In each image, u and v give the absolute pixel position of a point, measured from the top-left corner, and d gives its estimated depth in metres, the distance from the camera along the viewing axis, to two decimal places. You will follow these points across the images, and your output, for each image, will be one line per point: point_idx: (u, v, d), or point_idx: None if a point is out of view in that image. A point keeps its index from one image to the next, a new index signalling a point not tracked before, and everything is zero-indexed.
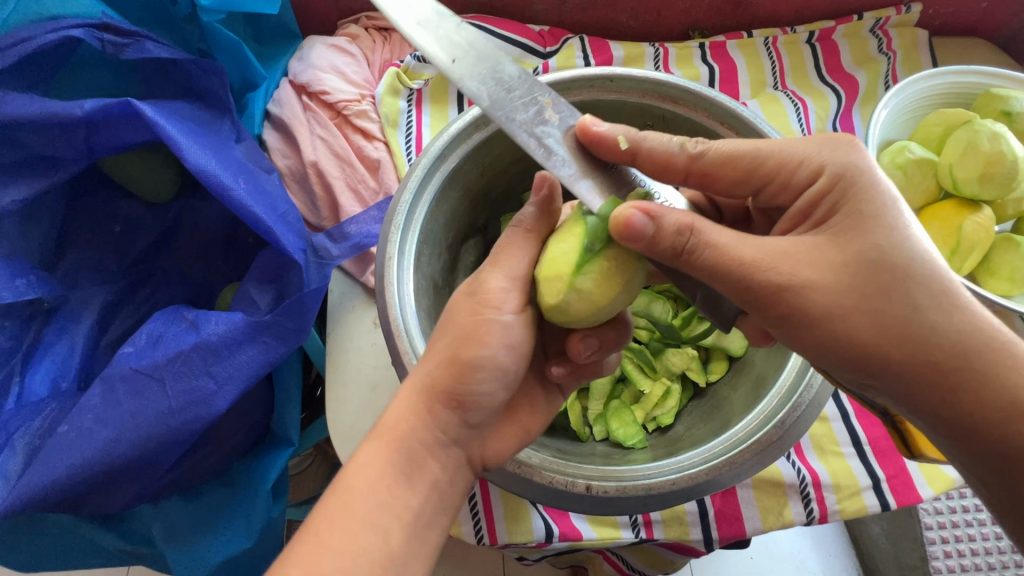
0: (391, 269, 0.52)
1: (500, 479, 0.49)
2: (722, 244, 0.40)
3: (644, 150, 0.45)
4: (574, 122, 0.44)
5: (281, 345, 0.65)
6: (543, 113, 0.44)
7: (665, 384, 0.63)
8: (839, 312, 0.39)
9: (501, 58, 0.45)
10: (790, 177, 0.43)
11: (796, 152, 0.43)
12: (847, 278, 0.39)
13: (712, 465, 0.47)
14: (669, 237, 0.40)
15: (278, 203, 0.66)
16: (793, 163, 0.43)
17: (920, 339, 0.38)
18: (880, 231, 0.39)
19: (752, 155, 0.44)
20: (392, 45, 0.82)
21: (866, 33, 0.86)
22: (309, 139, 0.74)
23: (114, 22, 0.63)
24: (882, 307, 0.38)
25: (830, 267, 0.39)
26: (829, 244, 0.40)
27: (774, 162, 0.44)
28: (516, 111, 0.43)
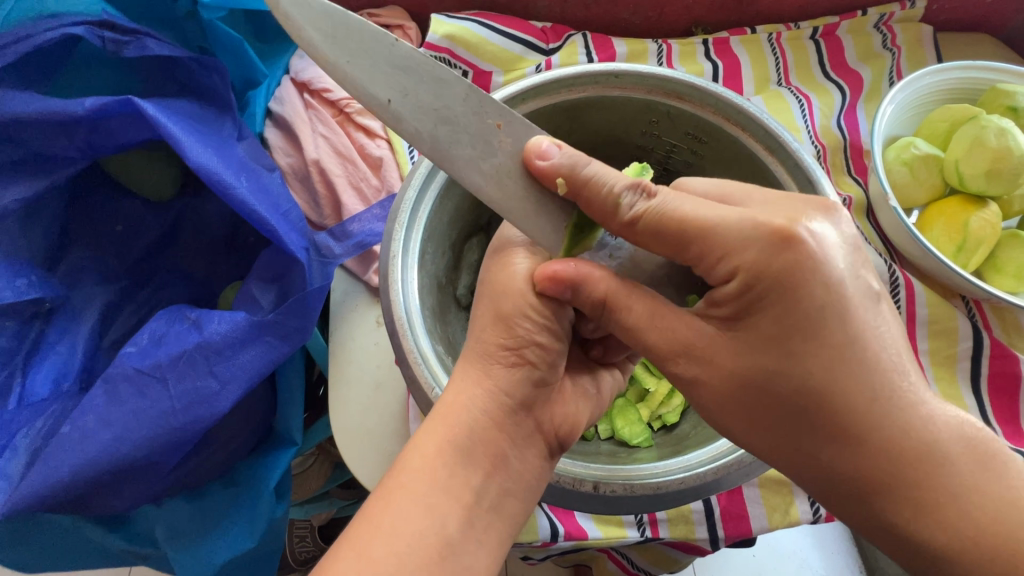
0: (395, 268, 0.52)
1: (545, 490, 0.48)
2: (630, 330, 0.43)
3: (587, 193, 0.43)
4: (521, 146, 0.44)
5: (285, 344, 0.64)
6: (492, 141, 0.43)
7: (671, 382, 0.63)
8: (733, 416, 0.41)
9: (442, 79, 0.42)
10: (712, 268, 0.39)
11: (719, 246, 0.38)
12: (739, 389, 0.40)
13: (720, 465, 0.46)
14: (592, 297, 0.44)
15: (280, 202, 0.65)
16: (713, 257, 0.38)
17: (812, 450, 0.39)
18: (786, 349, 0.38)
19: (679, 235, 0.39)
20: None
21: (870, 28, 0.86)
22: (311, 137, 0.73)
23: (115, 20, 0.63)
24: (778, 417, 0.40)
25: (725, 375, 0.40)
26: (732, 351, 0.40)
27: (699, 249, 0.39)
28: (463, 149, 0.42)
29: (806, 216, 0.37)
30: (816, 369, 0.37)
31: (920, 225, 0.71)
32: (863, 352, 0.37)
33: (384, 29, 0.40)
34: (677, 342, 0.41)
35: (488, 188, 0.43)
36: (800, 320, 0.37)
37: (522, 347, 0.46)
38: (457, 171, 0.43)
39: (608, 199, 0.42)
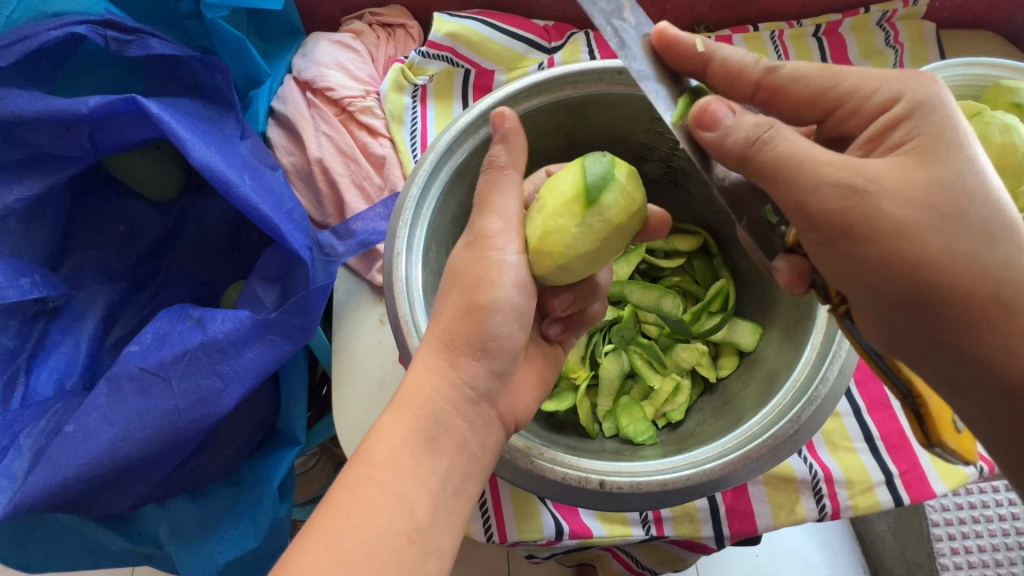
0: (400, 266, 0.51)
1: (505, 472, 0.48)
2: (797, 142, 0.38)
3: (719, 60, 0.43)
4: (648, 30, 0.42)
5: (289, 342, 0.64)
6: (626, 11, 0.42)
7: (674, 380, 0.62)
8: (914, 230, 0.37)
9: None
10: (862, 102, 0.41)
11: (869, 81, 0.41)
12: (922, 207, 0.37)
13: (727, 461, 0.46)
14: (736, 142, 0.39)
15: (283, 200, 0.65)
16: (866, 91, 0.41)
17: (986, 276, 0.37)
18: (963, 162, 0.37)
19: (818, 84, 0.42)
20: (397, 41, 0.82)
21: (873, 26, 0.86)
22: (314, 136, 0.74)
23: (118, 19, 0.62)
24: (958, 230, 0.37)
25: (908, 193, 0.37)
26: (912, 166, 0.38)
27: (849, 88, 0.41)
28: (599, 0, 0.41)
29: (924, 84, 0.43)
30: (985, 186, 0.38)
31: None
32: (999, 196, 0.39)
33: None
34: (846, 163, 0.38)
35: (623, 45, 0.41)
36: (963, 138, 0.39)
37: (490, 343, 0.47)
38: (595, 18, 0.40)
39: (742, 62, 0.44)
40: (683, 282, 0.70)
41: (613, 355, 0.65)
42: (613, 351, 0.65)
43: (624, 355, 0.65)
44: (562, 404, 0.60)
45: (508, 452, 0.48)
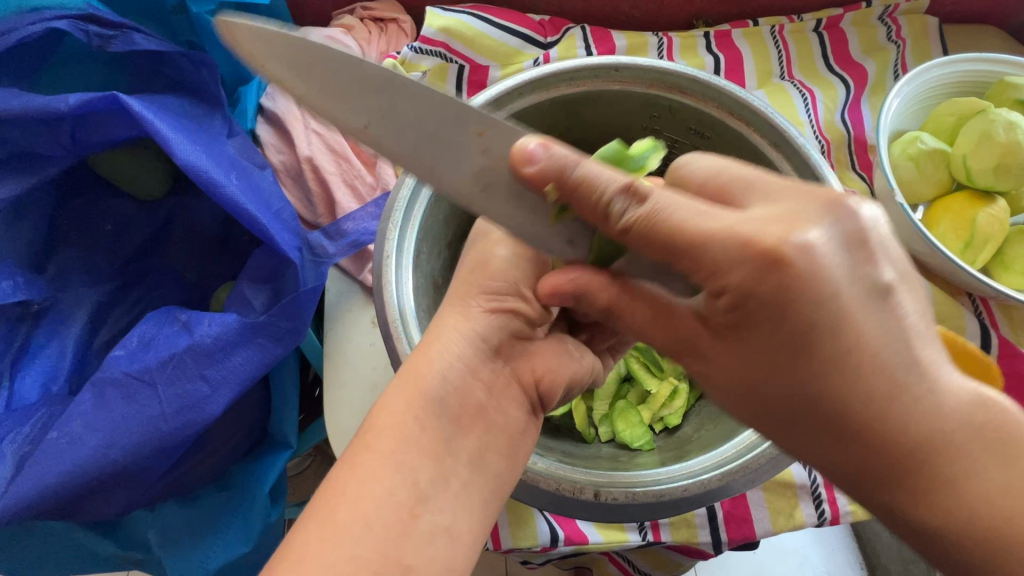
0: (390, 269, 0.50)
1: None
2: (637, 325, 0.42)
3: (578, 195, 0.36)
4: (504, 157, 0.39)
5: (278, 346, 0.63)
6: (473, 152, 0.39)
7: (672, 384, 0.61)
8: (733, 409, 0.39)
9: (420, 95, 0.37)
10: (698, 276, 0.33)
11: (707, 259, 0.32)
12: (739, 393, 0.37)
13: (725, 472, 0.45)
14: (596, 302, 0.44)
15: (272, 200, 0.64)
16: (700, 274, 0.33)
17: (823, 452, 0.34)
18: (771, 358, 0.34)
19: (665, 244, 0.33)
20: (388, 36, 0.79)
21: (875, 20, 0.84)
22: (303, 134, 0.72)
23: (100, 13, 0.61)
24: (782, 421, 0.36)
25: (720, 379, 0.38)
26: (730, 355, 0.36)
27: (691, 263, 0.32)
28: (442, 166, 0.39)
29: (802, 221, 0.31)
30: (815, 382, 0.32)
31: (925, 222, 0.69)
32: (870, 352, 0.31)
33: (344, 50, 0.36)
34: (677, 336, 0.39)
35: (476, 201, 0.40)
36: (787, 340, 0.32)
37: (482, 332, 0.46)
38: (438, 184, 0.39)
39: (597, 203, 0.35)
40: None
41: None
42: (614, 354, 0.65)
43: (621, 358, 0.65)
44: (558, 408, 0.59)
45: None
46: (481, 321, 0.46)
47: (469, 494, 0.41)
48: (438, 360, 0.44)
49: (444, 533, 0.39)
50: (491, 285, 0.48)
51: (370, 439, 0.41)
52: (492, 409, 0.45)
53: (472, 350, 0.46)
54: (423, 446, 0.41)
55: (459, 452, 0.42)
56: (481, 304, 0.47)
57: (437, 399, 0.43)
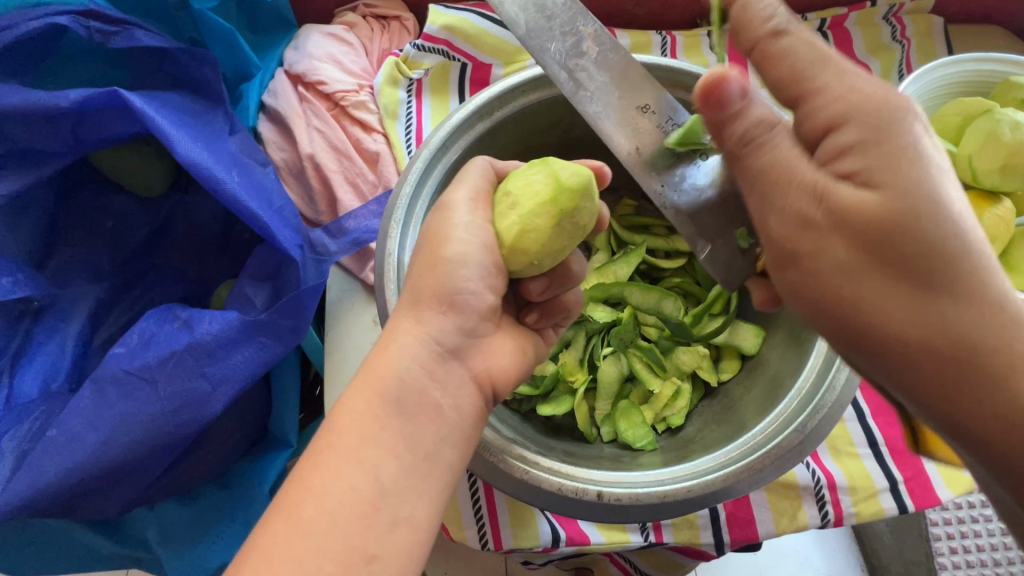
0: (390, 269, 0.50)
1: (484, 471, 0.46)
2: (782, 153, 0.33)
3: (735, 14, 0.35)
4: (610, 57, 0.42)
5: (279, 344, 0.63)
6: (578, 45, 0.42)
7: (675, 383, 0.60)
8: (850, 276, 0.31)
9: (576, 25, 0.42)
10: (818, 108, 0.33)
11: (844, 82, 0.32)
12: (860, 249, 0.31)
13: (729, 473, 0.44)
14: (734, 127, 0.35)
15: (273, 197, 0.63)
16: (828, 98, 0.32)
17: (960, 327, 0.30)
18: (918, 199, 0.30)
19: (795, 72, 0.33)
20: (391, 34, 0.79)
21: (879, 20, 0.84)
22: (305, 131, 0.71)
23: (101, 9, 0.60)
24: (915, 287, 0.30)
25: (844, 235, 0.31)
26: (864, 202, 0.30)
27: (819, 86, 0.33)
28: (551, 42, 0.42)
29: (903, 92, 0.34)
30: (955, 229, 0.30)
31: None
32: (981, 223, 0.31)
33: None
34: (809, 181, 0.32)
35: (575, 77, 0.42)
36: (922, 174, 0.30)
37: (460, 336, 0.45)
38: (541, 54, 0.42)
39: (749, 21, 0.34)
40: (684, 281, 0.66)
41: (612, 358, 0.62)
42: (613, 352, 0.62)
43: (623, 357, 0.62)
44: (559, 408, 0.59)
45: (500, 462, 0.45)
46: (435, 322, 0.44)
47: (430, 486, 0.40)
48: (395, 359, 0.42)
49: (408, 521, 0.38)
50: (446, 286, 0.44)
51: (331, 438, 0.39)
52: (446, 404, 0.42)
53: (429, 352, 0.43)
54: (384, 442, 0.39)
55: (417, 444, 0.40)
56: (434, 306, 0.44)
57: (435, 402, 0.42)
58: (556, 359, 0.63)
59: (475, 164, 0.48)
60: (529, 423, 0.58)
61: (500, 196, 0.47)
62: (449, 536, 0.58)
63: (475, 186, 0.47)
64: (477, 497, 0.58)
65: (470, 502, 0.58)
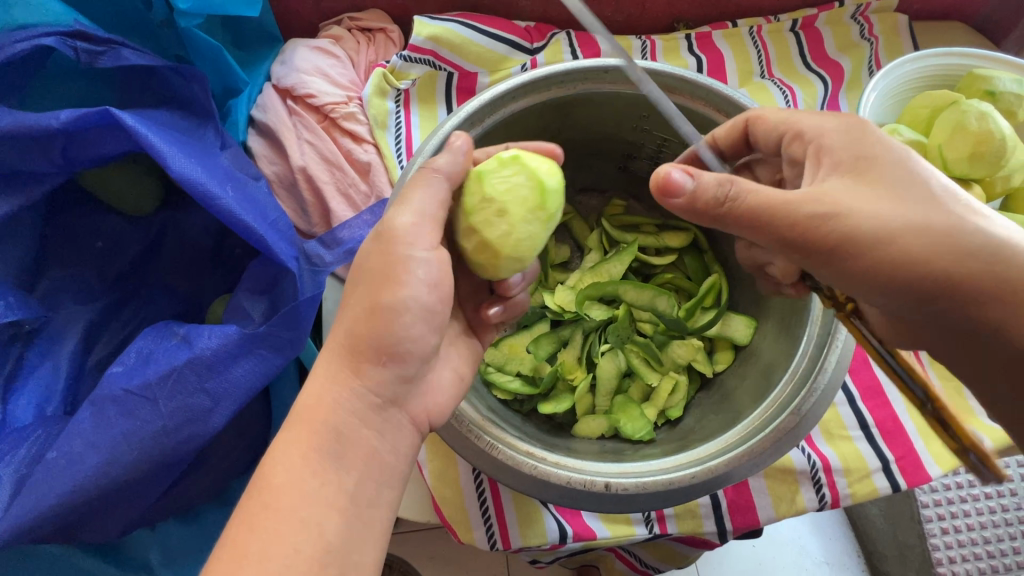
0: None
1: (491, 468, 0.46)
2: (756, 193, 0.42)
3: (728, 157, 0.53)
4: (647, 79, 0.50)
5: (279, 356, 0.63)
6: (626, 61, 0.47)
7: (673, 378, 0.61)
8: (886, 234, 0.39)
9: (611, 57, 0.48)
10: (802, 141, 0.46)
11: (800, 120, 0.47)
12: (887, 214, 0.40)
13: (731, 457, 0.46)
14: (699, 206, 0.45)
15: (267, 210, 0.64)
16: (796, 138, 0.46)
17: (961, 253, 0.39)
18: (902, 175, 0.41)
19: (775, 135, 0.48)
20: (377, 46, 0.79)
21: (847, 19, 0.87)
22: (296, 144, 0.72)
23: (87, 29, 0.60)
24: (928, 229, 0.39)
25: (867, 210, 0.40)
26: (874, 178, 0.41)
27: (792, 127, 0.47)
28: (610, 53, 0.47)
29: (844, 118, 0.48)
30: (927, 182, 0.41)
31: None
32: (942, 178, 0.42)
33: None
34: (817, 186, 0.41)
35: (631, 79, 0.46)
36: (886, 155, 0.42)
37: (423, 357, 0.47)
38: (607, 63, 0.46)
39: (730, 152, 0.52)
40: (676, 278, 0.68)
41: (609, 354, 0.63)
42: (609, 350, 0.64)
43: (620, 353, 0.64)
44: (560, 405, 0.60)
45: (508, 458, 0.46)
46: (372, 363, 0.44)
47: (372, 527, 0.42)
48: (330, 404, 0.43)
49: (352, 563, 0.40)
50: (399, 322, 0.44)
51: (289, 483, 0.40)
52: (383, 442, 0.44)
53: (364, 393, 0.44)
54: (324, 490, 0.40)
55: (358, 487, 0.42)
56: (372, 346, 0.44)
57: (396, 429, 0.45)
58: (555, 359, 0.64)
59: (422, 180, 0.46)
60: (531, 422, 0.58)
61: (478, 202, 0.48)
62: (457, 539, 0.59)
63: (420, 209, 0.46)
64: (483, 497, 0.59)
65: (476, 501, 0.59)
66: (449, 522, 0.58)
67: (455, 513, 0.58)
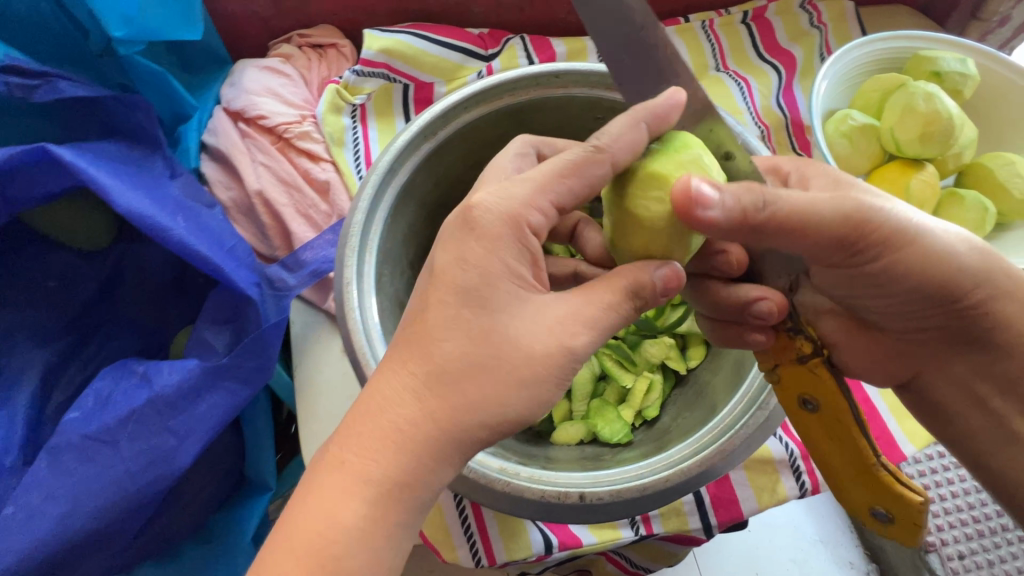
0: (350, 296, 0.49)
1: (470, 491, 0.45)
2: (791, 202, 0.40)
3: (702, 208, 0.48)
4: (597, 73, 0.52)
5: (246, 388, 0.61)
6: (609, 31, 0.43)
7: (647, 377, 0.61)
8: (931, 249, 0.43)
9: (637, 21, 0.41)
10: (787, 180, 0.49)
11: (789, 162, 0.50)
12: (931, 236, 0.44)
13: (704, 457, 0.46)
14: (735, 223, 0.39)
15: (224, 237, 0.62)
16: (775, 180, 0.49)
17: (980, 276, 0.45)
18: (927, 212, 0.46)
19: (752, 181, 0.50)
20: (330, 62, 0.78)
21: (796, 9, 0.89)
22: (251, 167, 0.70)
23: (20, 62, 0.57)
24: (958, 255, 0.44)
25: (918, 229, 0.43)
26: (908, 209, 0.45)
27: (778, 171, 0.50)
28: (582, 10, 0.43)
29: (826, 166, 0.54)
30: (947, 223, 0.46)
31: None
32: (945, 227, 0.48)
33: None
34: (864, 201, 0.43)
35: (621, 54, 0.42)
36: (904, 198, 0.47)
37: None
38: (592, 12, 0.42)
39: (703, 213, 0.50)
40: None
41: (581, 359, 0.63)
42: None
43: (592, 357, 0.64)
44: None
45: (483, 477, 0.45)
46: None
47: None
48: None
49: None
50: None
51: (307, 527, 0.35)
52: None
53: None
54: None
55: None
56: None
57: None
58: None
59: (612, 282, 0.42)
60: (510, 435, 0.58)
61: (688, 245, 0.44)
62: (441, 559, 0.57)
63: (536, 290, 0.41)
64: (465, 514, 0.58)
65: (458, 519, 0.58)
66: (432, 542, 0.57)
67: (437, 533, 0.57)
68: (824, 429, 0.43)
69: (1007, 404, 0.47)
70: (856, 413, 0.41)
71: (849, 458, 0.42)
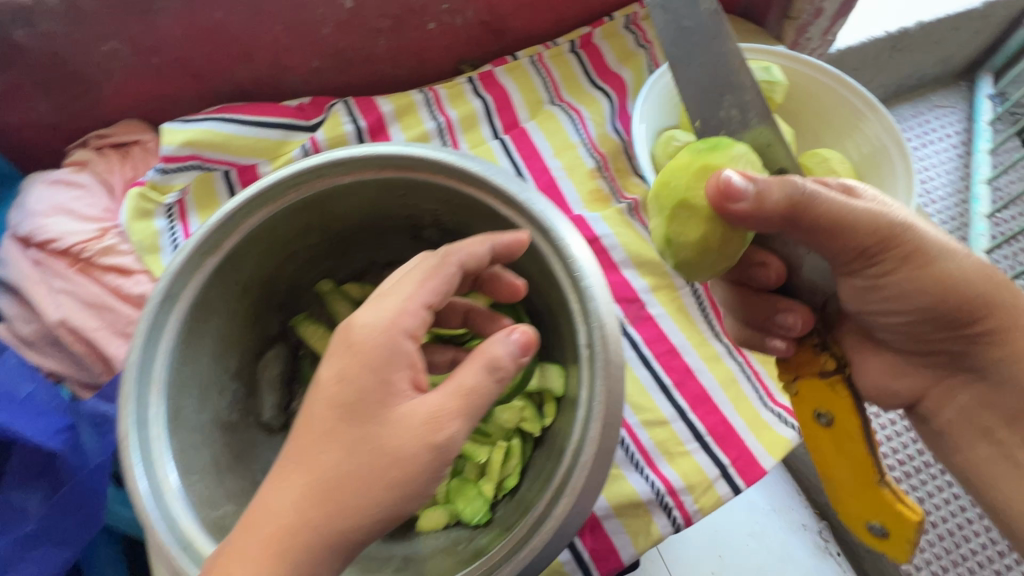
0: (132, 447, 0.44)
1: None
2: (835, 200, 0.42)
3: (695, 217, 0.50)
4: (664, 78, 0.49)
5: (67, 546, 0.59)
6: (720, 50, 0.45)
7: (502, 446, 0.60)
8: (943, 275, 0.46)
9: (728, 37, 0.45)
10: None
11: None
12: (968, 264, 0.46)
13: (518, 559, 0.41)
14: (770, 217, 0.42)
15: (16, 389, 0.60)
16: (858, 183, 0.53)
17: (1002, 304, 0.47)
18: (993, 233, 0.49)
19: None
20: (134, 160, 0.72)
21: (621, 31, 0.88)
22: (49, 297, 0.64)
23: None
24: (977, 285, 0.46)
25: (952, 254, 0.46)
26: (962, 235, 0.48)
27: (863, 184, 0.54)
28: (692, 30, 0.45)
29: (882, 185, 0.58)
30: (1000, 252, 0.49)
31: None
32: None
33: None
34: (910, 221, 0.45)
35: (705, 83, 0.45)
36: None
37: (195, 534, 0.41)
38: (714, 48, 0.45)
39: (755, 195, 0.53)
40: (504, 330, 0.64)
41: None
42: None
43: None
44: None
45: None
46: None
47: None
48: None
49: None
50: None
51: None
52: None
53: None
54: None
55: None
56: None
57: None
58: None
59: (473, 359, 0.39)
60: None
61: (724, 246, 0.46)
62: None
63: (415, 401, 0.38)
64: None
65: None
66: None
67: None
68: (836, 445, 0.47)
69: (1012, 434, 0.50)
70: (870, 440, 0.45)
71: (856, 475, 0.45)
